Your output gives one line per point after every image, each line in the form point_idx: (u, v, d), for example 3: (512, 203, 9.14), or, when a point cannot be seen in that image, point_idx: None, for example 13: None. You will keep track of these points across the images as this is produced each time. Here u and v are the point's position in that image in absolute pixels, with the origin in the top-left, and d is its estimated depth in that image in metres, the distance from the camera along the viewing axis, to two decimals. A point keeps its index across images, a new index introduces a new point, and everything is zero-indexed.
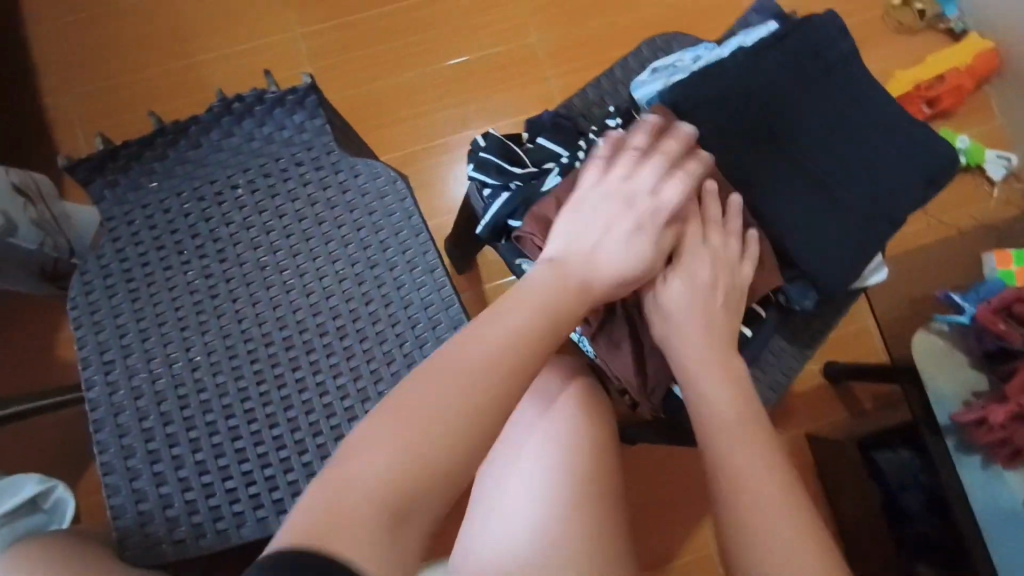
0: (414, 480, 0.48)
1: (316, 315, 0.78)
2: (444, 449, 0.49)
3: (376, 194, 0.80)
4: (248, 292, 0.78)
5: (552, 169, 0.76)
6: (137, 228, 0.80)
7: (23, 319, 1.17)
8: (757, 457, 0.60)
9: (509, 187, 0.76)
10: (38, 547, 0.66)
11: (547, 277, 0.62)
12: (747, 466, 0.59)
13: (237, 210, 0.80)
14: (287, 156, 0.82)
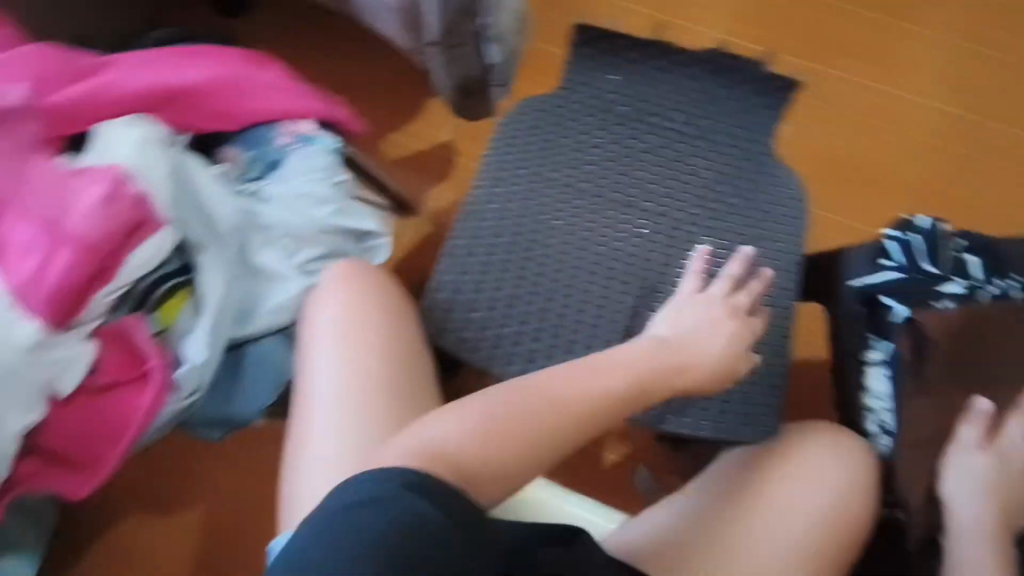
0: (463, 449, 0.53)
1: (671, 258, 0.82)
2: (465, 442, 0.54)
3: (782, 201, 0.83)
4: (633, 202, 0.84)
5: (958, 283, 0.76)
6: (582, 100, 0.88)
7: (382, 104, 1.34)
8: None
9: (912, 274, 0.76)
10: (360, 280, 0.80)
11: (627, 357, 0.65)
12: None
13: (663, 136, 0.86)
14: (730, 125, 0.86)
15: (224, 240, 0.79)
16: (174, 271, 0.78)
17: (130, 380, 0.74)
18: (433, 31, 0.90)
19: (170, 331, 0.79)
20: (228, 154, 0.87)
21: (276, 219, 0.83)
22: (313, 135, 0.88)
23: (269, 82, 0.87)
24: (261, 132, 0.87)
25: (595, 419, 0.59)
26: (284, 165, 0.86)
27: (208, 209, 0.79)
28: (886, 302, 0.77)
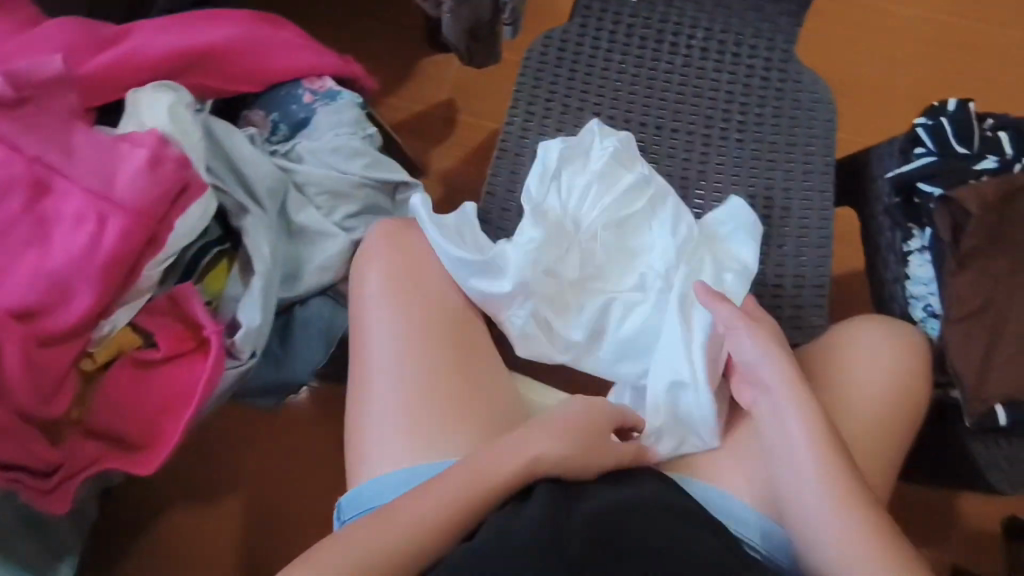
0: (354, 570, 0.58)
1: (723, 163, 0.86)
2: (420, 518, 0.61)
3: (807, 107, 0.86)
4: (672, 116, 0.87)
5: (992, 159, 0.75)
6: (601, 25, 0.89)
7: (381, 66, 1.30)
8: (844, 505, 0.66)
9: (941, 157, 0.76)
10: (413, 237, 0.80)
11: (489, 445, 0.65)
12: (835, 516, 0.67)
13: (685, 58, 0.88)
14: (748, 36, 0.88)
15: (265, 200, 0.79)
16: (216, 237, 0.79)
17: (188, 351, 0.76)
18: None
19: (219, 301, 0.79)
20: (254, 115, 0.86)
21: (312, 176, 0.83)
22: (337, 91, 0.87)
23: (287, 41, 0.87)
24: (287, 92, 0.86)
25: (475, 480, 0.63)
26: (312, 123, 0.85)
27: (245, 170, 0.79)
28: (921, 187, 0.76)
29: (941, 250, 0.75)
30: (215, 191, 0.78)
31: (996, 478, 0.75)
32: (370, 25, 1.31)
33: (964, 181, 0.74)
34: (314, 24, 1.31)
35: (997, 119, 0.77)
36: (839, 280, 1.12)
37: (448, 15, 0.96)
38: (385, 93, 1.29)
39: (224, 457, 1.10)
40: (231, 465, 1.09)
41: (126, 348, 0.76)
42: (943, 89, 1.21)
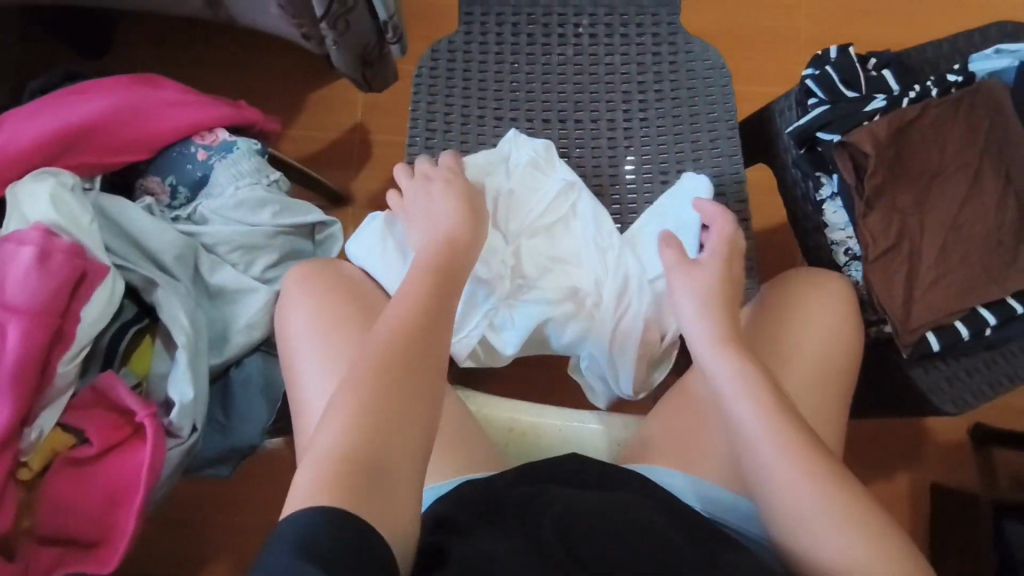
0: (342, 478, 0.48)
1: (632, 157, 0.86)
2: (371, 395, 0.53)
3: (702, 75, 0.87)
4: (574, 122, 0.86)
5: (880, 98, 0.77)
6: (486, 28, 0.88)
7: (284, 101, 1.27)
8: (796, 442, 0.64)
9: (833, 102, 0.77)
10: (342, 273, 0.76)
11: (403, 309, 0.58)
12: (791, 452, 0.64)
13: (575, 47, 0.88)
14: (633, 15, 0.88)
15: (175, 269, 0.76)
16: (132, 317, 0.76)
17: (125, 440, 0.73)
18: (318, 5, 0.84)
19: (149, 381, 0.76)
20: (151, 182, 0.84)
21: (221, 235, 0.80)
22: (231, 142, 0.85)
23: (168, 100, 0.84)
24: (179, 151, 0.84)
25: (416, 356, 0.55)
26: (211, 181, 0.83)
27: (148, 242, 0.76)
28: (821, 137, 0.77)
29: (850, 192, 0.76)
30: (118, 270, 0.74)
31: (940, 400, 0.76)
32: (266, 62, 1.28)
33: (861, 123, 0.76)
34: (208, 70, 1.27)
35: (875, 59, 0.81)
36: (766, 231, 1.14)
37: (333, 45, 0.93)
38: (293, 127, 1.26)
39: (196, 529, 1.06)
40: (204, 537, 1.06)
41: (59, 448, 0.72)
42: (832, 33, 1.24)
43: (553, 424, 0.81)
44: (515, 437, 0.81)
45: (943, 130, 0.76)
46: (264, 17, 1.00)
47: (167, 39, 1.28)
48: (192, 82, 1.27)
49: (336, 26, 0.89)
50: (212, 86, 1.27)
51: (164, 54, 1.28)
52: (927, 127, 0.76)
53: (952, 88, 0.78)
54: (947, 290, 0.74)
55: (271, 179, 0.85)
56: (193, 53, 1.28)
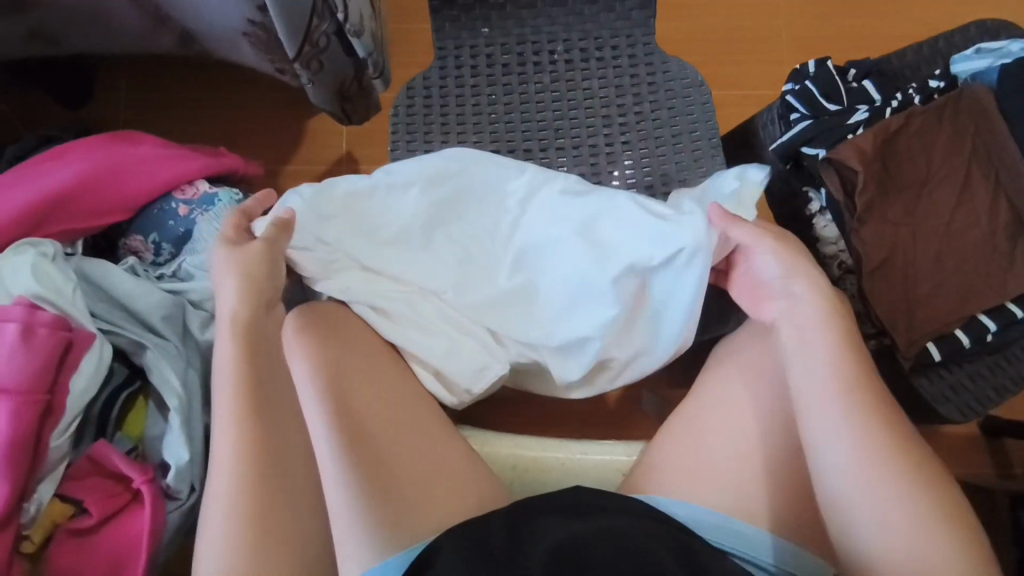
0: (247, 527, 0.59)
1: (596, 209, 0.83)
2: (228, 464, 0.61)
3: (682, 94, 0.86)
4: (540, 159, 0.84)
5: (862, 110, 0.77)
6: (461, 62, 0.87)
7: (266, 138, 1.26)
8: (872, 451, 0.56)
9: (817, 118, 0.76)
10: (335, 320, 0.74)
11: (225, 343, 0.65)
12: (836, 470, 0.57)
13: (551, 74, 0.87)
14: (608, 37, 0.88)
15: (163, 329, 0.75)
16: (122, 381, 0.75)
17: (123, 506, 0.72)
18: (290, 50, 0.83)
19: (144, 444, 0.75)
20: (134, 241, 0.83)
21: (207, 291, 0.79)
22: (213, 194, 0.85)
23: (146, 157, 0.83)
24: (160, 209, 0.83)
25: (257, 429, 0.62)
26: (195, 236, 0.82)
27: (134, 304, 0.75)
28: (807, 152, 0.77)
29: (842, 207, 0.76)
30: (105, 335, 0.74)
31: (943, 406, 0.75)
32: (245, 99, 1.27)
33: (843, 139, 0.76)
34: (188, 112, 1.27)
35: (857, 68, 0.81)
36: None
37: (309, 84, 0.91)
38: (277, 163, 1.24)
39: None
40: None
41: (59, 519, 0.70)
42: (813, 34, 1.24)
43: (557, 459, 0.80)
44: (519, 473, 0.80)
45: (929, 137, 0.76)
46: (240, 54, 0.97)
47: (148, 82, 1.28)
48: (173, 124, 1.26)
49: (310, 66, 0.88)
50: (194, 128, 1.26)
51: (143, 99, 1.27)
52: (913, 134, 0.76)
53: (935, 97, 0.77)
54: (945, 297, 0.73)
55: None
56: (172, 97, 1.27)
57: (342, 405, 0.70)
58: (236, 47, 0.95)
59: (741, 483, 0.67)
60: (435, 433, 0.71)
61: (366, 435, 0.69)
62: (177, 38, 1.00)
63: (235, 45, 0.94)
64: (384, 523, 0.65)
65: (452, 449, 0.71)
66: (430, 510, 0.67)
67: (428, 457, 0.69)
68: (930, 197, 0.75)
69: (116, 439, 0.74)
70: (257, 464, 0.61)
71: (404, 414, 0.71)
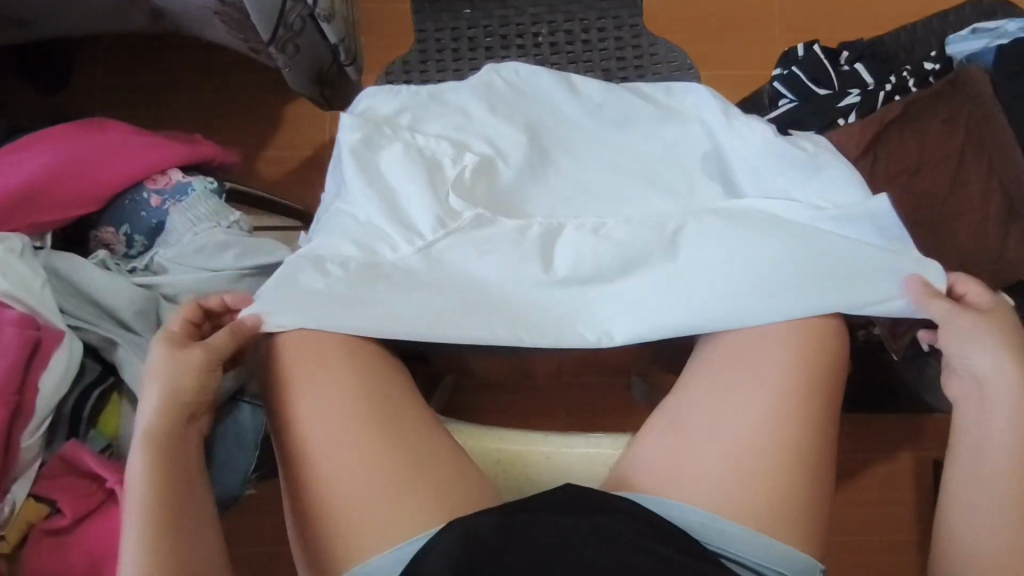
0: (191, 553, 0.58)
1: None
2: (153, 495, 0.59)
3: (670, 78, 0.83)
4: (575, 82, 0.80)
5: (854, 94, 0.75)
6: (442, 45, 0.84)
7: (246, 122, 1.22)
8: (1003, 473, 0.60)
9: (801, 101, 0.76)
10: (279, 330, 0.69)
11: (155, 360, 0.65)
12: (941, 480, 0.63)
13: (536, 57, 0.84)
14: (593, 19, 0.84)
15: (136, 325, 0.73)
16: (94, 379, 0.73)
17: (98, 506, 0.70)
18: (263, 34, 0.81)
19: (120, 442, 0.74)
20: (106, 233, 0.81)
21: (181, 284, 0.77)
22: (186, 183, 0.82)
23: (115, 145, 0.81)
24: (131, 199, 0.81)
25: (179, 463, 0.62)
26: (168, 227, 0.80)
27: (105, 299, 0.73)
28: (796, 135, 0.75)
29: None
30: (76, 332, 0.72)
31: (930, 396, 0.76)
32: (225, 82, 1.24)
33: (832, 121, 0.74)
34: (165, 95, 1.23)
35: (849, 51, 0.79)
36: None
37: (285, 69, 0.88)
38: (257, 149, 1.21)
39: None
40: None
41: (33, 520, 0.69)
42: (806, 13, 1.20)
43: (542, 453, 0.79)
44: (504, 468, 0.79)
45: (923, 123, 0.73)
46: (211, 34, 0.93)
47: (124, 64, 1.24)
48: (151, 108, 1.23)
49: (286, 50, 0.85)
50: (173, 112, 1.22)
51: (118, 82, 1.23)
52: (906, 123, 0.73)
53: (931, 80, 0.75)
54: None
55: (231, 221, 0.81)
56: (149, 80, 1.23)
57: (323, 409, 0.67)
58: (210, 27, 0.90)
59: (727, 481, 0.65)
60: (405, 426, 0.68)
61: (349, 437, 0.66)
62: (147, 15, 0.95)
63: (207, 23, 0.89)
64: (372, 529, 0.64)
65: (430, 440, 0.69)
66: (414, 505, 0.65)
67: (401, 450, 0.67)
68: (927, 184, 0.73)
69: (89, 437, 0.72)
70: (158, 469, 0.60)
71: (385, 415, 0.68)
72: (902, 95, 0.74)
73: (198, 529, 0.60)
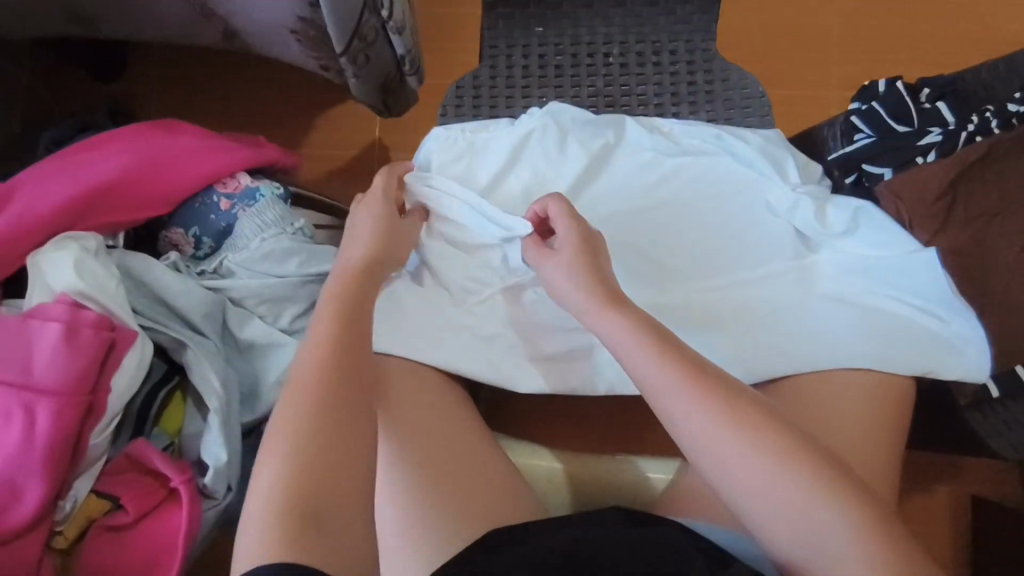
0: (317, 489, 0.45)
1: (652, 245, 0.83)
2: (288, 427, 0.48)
3: (740, 104, 0.82)
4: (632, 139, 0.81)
5: (934, 132, 0.75)
6: (512, 62, 0.84)
7: (302, 122, 1.23)
8: (746, 441, 0.53)
9: (878, 137, 0.76)
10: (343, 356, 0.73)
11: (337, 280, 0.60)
12: (713, 453, 0.54)
13: (605, 77, 0.84)
14: (666, 41, 0.84)
15: (204, 327, 0.75)
16: (159, 378, 0.75)
17: (159, 503, 0.72)
18: (337, 45, 0.82)
19: (180, 440, 0.75)
20: (175, 234, 0.82)
21: (247, 288, 0.78)
22: (254, 188, 0.83)
23: (187, 147, 0.82)
24: (201, 202, 0.82)
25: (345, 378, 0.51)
26: (235, 230, 0.81)
27: (175, 301, 0.74)
28: (873, 169, 0.76)
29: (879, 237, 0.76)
30: (146, 331, 0.73)
31: (993, 441, 0.73)
32: (283, 82, 1.25)
33: (910, 158, 0.74)
34: (223, 92, 1.25)
35: (930, 87, 0.79)
36: None
37: (354, 78, 0.90)
38: (311, 149, 1.22)
39: None
40: None
41: (94, 515, 0.70)
42: (868, 39, 1.19)
43: (593, 475, 0.79)
44: (554, 487, 0.79)
45: (1006, 165, 0.72)
46: (281, 50, 0.95)
47: (184, 60, 1.26)
48: (209, 104, 1.24)
49: (356, 61, 0.86)
50: (230, 109, 1.24)
51: (178, 77, 1.25)
52: (989, 164, 0.72)
53: (1016, 120, 0.73)
54: (1010, 331, 0.71)
55: (297, 227, 0.83)
56: (208, 77, 1.25)
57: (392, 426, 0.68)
58: (285, 47, 0.93)
59: None
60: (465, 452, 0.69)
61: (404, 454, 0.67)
62: (221, 35, 0.97)
63: (282, 43, 0.92)
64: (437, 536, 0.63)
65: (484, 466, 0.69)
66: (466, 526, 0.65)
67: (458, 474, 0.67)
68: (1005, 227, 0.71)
69: (153, 434, 0.74)
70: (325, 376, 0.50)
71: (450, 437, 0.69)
72: (983, 135, 0.73)
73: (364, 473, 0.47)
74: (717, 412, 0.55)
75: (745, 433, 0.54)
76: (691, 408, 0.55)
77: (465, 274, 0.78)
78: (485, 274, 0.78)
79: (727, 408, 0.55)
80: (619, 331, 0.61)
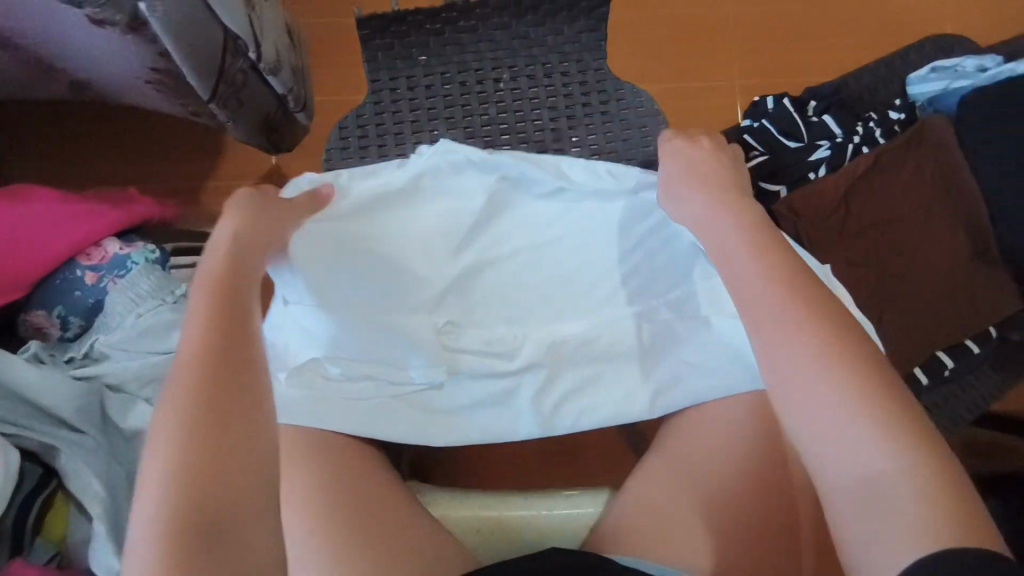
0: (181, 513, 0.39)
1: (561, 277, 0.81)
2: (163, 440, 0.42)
3: (637, 124, 0.80)
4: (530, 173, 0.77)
5: (823, 146, 0.77)
6: (398, 96, 0.79)
7: (178, 155, 1.12)
8: (842, 387, 0.43)
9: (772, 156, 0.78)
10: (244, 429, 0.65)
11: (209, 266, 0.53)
12: (815, 411, 0.43)
13: (498, 105, 0.80)
14: (556, 63, 0.80)
15: (79, 423, 0.68)
16: (35, 486, 0.67)
17: None
18: (203, 92, 0.74)
19: (68, 547, 0.68)
20: (37, 317, 0.74)
21: (126, 372, 0.72)
22: (124, 256, 0.75)
23: (41, 216, 0.73)
24: (63, 278, 0.74)
25: (227, 365, 0.45)
26: (106, 308, 0.74)
27: (39, 399, 0.67)
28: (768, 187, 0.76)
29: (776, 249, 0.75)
30: (11, 438, 0.66)
31: None
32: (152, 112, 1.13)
33: (804, 174, 0.76)
34: (83, 128, 1.12)
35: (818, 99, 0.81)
36: None
37: (229, 123, 0.82)
38: (193, 182, 1.11)
39: None
40: None
41: None
42: (759, 26, 1.19)
43: (525, 518, 0.77)
44: (485, 536, 0.77)
45: (893, 173, 0.74)
46: (141, 100, 0.87)
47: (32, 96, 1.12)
48: (69, 143, 1.11)
49: (228, 105, 0.79)
50: (92, 147, 1.11)
51: (27, 116, 1.11)
52: (879, 173, 0.74)
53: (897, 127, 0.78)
54: (914, 331, 0.72)
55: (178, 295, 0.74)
56: (63, 113, 1.12)
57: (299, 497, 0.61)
58: (144, 95, 0.84)
59: None
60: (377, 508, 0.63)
61: (307, 533, 0.60)
62: (69, 89, 0.88)
63: (138, 91, 0.83)
64: None
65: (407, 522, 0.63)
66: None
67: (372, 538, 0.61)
68: (896, 233, 0.73)
69: (35, 545, 0.66)
70: (196, 382, 0.44)
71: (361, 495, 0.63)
72: (868, 146, 0.76)
73: (234, 477, 0.41)
74: (825, 359, 0.44)
75: (846, 373, 0.43)
76: (786, 353, 0.46)
77: (367, 329, 0.72)
78: (386, 325, 0.73)
79: (805, 353, 0.45)
80: (751, 282, 0.50)
